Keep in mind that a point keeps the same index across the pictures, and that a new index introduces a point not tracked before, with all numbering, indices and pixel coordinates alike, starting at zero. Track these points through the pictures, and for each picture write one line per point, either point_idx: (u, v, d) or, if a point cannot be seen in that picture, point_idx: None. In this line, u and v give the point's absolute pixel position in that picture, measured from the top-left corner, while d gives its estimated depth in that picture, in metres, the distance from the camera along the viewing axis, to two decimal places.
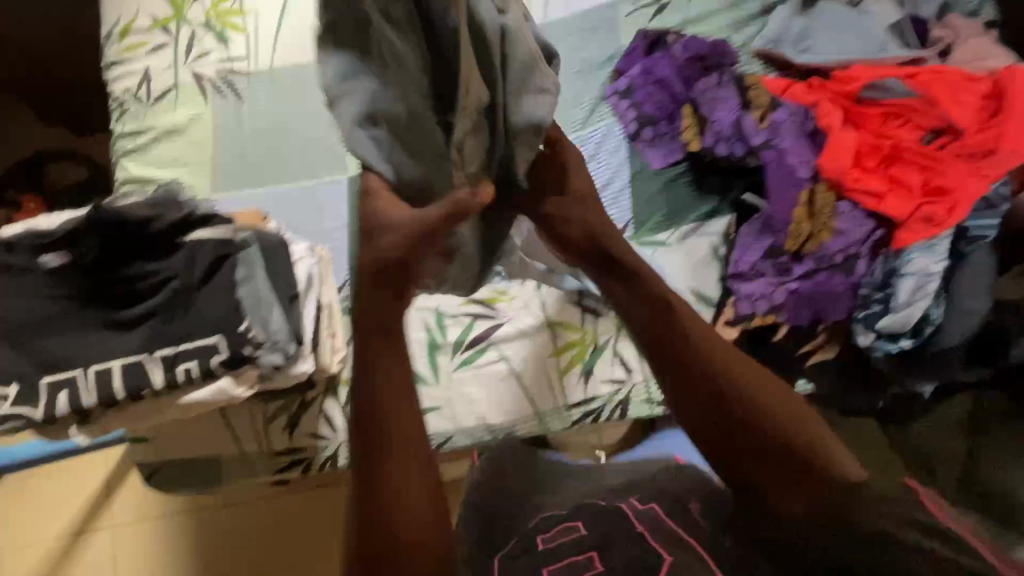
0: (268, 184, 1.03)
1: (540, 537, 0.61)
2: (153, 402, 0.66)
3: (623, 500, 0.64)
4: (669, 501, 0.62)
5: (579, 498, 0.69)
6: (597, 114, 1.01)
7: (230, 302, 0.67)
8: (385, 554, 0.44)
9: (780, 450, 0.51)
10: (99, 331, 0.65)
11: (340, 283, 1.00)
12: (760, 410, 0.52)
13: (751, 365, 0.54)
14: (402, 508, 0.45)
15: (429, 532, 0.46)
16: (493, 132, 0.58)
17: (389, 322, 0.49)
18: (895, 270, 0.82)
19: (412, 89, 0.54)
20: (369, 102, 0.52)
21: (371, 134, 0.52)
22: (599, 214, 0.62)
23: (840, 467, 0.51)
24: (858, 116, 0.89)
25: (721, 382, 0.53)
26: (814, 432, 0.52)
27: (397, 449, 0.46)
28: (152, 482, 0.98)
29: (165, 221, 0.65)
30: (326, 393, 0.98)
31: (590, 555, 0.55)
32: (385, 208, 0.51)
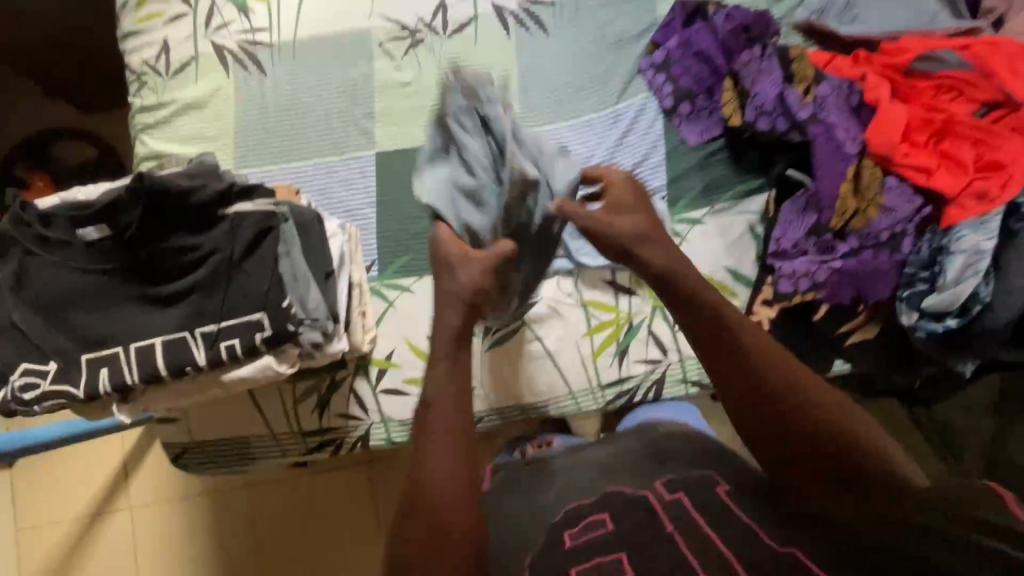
0: (297, 160, 1.00)
1: (566, 532, 0.65)
2: (191, 379, 0.65)
3: (649, 484, 0.68)
4: (694, 485, 0.67)
5: (607, 480, 0.72)
6: (633, 88, 0.99)
7: (273, 276, 0.65)
8: (422, 505, 0.55)
9: (816, 436, 0.60)
10: (145, 308, 0.64)
11: (369, 262, 0.98)
12: (801, 407, 0.61)
13: (793, 366, 0.63)
14: (435, 476, 0.56)
15: (455, 495, 0.56)
16: (535, 198, 0.73)
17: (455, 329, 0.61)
18: (944, 248, 0.81)
19: (476, 166, 0.72)
20: (448, 174, 0.71)
21: (451, 193, 0.70)
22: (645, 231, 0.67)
23: (873, 460, 0.60)
24: (909, 90, 0.87)
25: (766, 381, 0.62)
26: (850, 428, 0.61)
27: (438, 428, 0.57)
28: (179, 461, 0.98)
29: (205, 194, 0.62)
30: (356, 373, 0.96)
31: (620, 556, 0.59)
32: (458, 260, 0.63)
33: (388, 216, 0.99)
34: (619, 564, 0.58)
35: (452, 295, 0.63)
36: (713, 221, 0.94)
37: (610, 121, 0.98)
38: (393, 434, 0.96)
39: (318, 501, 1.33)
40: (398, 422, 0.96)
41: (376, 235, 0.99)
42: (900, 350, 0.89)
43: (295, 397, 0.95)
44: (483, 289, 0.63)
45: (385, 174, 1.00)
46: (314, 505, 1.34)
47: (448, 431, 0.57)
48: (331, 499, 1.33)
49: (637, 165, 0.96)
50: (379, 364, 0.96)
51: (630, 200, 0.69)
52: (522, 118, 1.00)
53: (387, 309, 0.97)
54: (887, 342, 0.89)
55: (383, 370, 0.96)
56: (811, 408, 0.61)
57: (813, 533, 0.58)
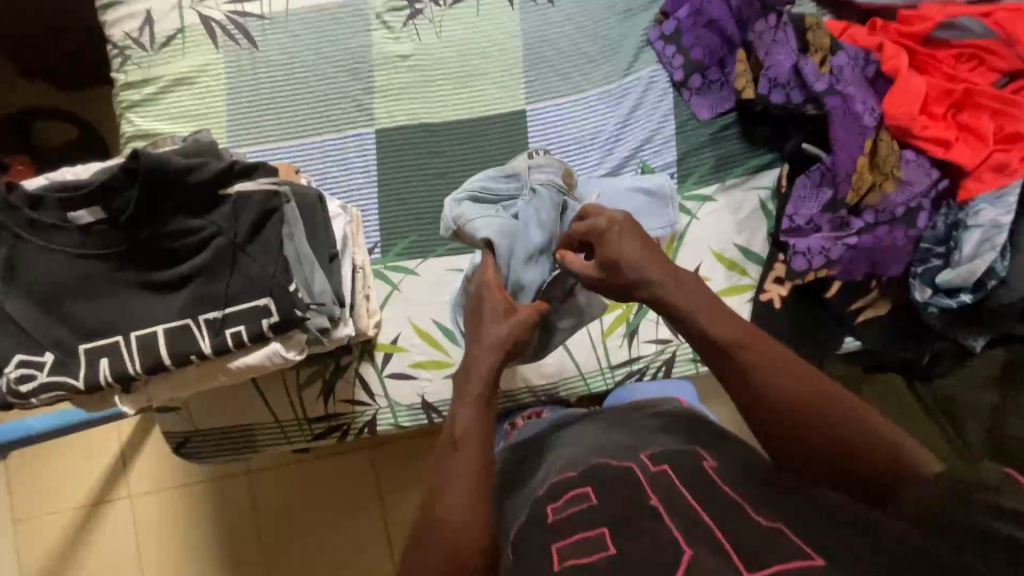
0: (294, 139, 0.96)
1: (550, 506, 0.59)
2: (194, 368, 0.62)
3: (632, 457, 0.62)
4: (683, 455, 0.61)
5: (588, 454, 0.66)
6: (641, 60, 0.96)
7: (278, 260, 0.63)
8: (431, 532, 0.55)
9: (841, 444, 0.55)
10: (145, 295, 0.62)
11: (370, 244, 0.95)
12: (818, 414, 0.56)
13: (805, 370, 0.58)
14: (448, 505, 0.56)
15: (466, 531, 0.55)
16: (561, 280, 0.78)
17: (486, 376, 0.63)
18: (960, 222, 0.80)
19: (532, 234, 0.76)
20: (505, 235, 0.75)
21: (526, 256, 0.75)
22: (654, 268, 0.62)
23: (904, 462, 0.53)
24: (929, 59, 0.85)
25: (782, 389, 0.57)
26: (874, 434, 0.55)
27: (460, 464, 0.58)
28: (182, 450, 0.96)
29: (208, 171, 0.59)
30: (361, 358, 0.94)
31: (602, 530, 0.53)
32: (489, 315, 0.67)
33: (390, 196, 0.96)
34: (602, 539, 0.53)
35: (487, 347, 0.65)
36: (724, 198, 0.93)
37: (618, 96, 0.95)
38: (400, 418, 0.94)
39: (321, 486, 1.33)
40: (406, 407, 0.94)
41: (378, 217, 0.96)
42: (911, 325, 0.88)
43: (298, 384, 0.93)
44: (519, 340, 0.67)
45: (386, 153, 0.96)
46: (316, 490, 1.32)
47: (468, 471, 0.57)
48: (334, 484, 1.33)
49: (646, 142, 0.94)
50: (384, 349, 0.94)
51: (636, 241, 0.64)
52: (528, 93, 0.96)
53: (390, 292, 0.95)
54: (898, 318, 0.88)
55: (389, 354, 0.94)
56: (810, 413, 0.56)
57: (818, 517, 0.52)
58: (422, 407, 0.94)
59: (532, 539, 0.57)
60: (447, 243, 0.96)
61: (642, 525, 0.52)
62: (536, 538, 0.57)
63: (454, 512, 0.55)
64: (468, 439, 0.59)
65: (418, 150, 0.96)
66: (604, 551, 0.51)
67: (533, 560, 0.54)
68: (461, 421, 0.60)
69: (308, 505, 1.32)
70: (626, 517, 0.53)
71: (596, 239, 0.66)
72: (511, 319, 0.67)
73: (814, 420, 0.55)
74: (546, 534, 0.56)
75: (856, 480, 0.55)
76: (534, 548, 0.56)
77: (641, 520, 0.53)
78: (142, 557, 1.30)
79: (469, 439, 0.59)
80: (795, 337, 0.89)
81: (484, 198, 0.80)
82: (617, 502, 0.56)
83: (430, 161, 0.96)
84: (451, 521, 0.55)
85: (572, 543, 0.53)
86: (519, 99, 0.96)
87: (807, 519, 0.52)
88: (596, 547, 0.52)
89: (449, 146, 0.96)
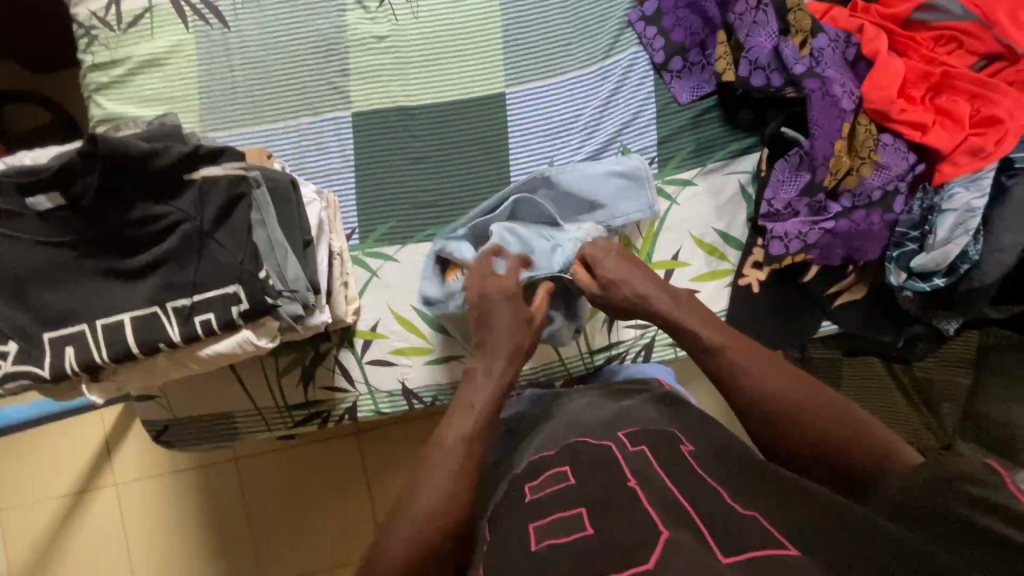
0: (269, 123, 0.94)
1: (527, 485, 0.61)
2: (163, 358, 0.62)
3: (611, 436, 0.64)
4: (662, 439, 0.62)
5: (568, 433, 0.69)
6: (622, 42, 0.94)
7: (247, 247, 0.62)
8: (406, 516, 0.60)
9: (825, 441, 0.59)
10: (111, 283, 0.61)
11: (348, 231, 0.94)
12: (802, 414, 0.61)
13: (792, 375, 0.63)
14: (427, 495, 0.60)
15: (433, 517, 0.59)
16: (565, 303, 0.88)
17: (484, 384, 0.70)
18: (935, 207, 0.80)
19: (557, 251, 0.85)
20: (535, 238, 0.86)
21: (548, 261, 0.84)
22: (644, 286, 0.76)
23: (881, 454, 0.58)
24: (909, 41, 0.84)
25: (770, 391, 0.62)
26: (856, 432, 0.59)
27: (446, 460, 0.63)
28: (162, 438, 0.95)
29: (169, 156, 0.58)
30: (340, 345, 0.93)
31: (580, 510, 0.53)
32: (510, 312, 0.76)
33: (368, 181, 0.94)
34: (580, 519, 0.52)
35: (500, 352, 0.73)
36: (704, 182, 0.93)
37: (598, 80, 0.94)
38: (380, 405, 0.94)
39: (305, 474, 1.33)
40: (385, 393, 0.94)
41: (355, 202, 0.94)
42: (887, 309, 0.89)
43: (277, 371, 0.93)
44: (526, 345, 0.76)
45: (363, 137, 0.95)
46: (300, 478, 1.33)
47: (457, 464, 0.63)
48: (320, 472, 1.33)
49: (628, 126, 0.94)
50: (364, 336, 0.93)
51: (627, 266, 0.78)
52: (507, 76, 0.95)
53: (370, 279, 0.94)
54: (874, 303, 0.89)
55: (368, 341, 0.93)
56: (793, 418, 0.61)
57: (785, 499, 0.53)
58: (402, 394, 0.94)
59: (512, 522, 0.57)
60: (425, 229, 0.95)
61: (618, 507, 0.52)
62: (516, 522, 0.57)
63: (438, 497, 0.60)
64: (477, 439, 0.65)
65: (396, 134, 0.95)
66: (582, 531, 0.51)
67: (511, 543, 0.54)
68: (457, 422, 0.66)
69: (292, 493, 1.33)
70: (607, 499, 0.53)
71: (593, 260, 0.80)
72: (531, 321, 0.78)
73: (800, 423, 0.60)
74: (525, 515, 0.57)
75: (836, 473, 0.59)
76: (515, 527, 0.56)
77: (618, 499, 0.53)
78: (129, 544, 1.30)
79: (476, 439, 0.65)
80: (771, 322, 0.90)
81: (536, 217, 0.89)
82: (597, 485, 0.56)
83: (408, 145, 0.95)
84: (434, 504, 0.60)
85: (551, 524, 0.53)
86: (498, 82, 0.95)
87: (770, 499, 0.53)
88: (575, 527, 0.52)
89: (428, 130, 0.95)
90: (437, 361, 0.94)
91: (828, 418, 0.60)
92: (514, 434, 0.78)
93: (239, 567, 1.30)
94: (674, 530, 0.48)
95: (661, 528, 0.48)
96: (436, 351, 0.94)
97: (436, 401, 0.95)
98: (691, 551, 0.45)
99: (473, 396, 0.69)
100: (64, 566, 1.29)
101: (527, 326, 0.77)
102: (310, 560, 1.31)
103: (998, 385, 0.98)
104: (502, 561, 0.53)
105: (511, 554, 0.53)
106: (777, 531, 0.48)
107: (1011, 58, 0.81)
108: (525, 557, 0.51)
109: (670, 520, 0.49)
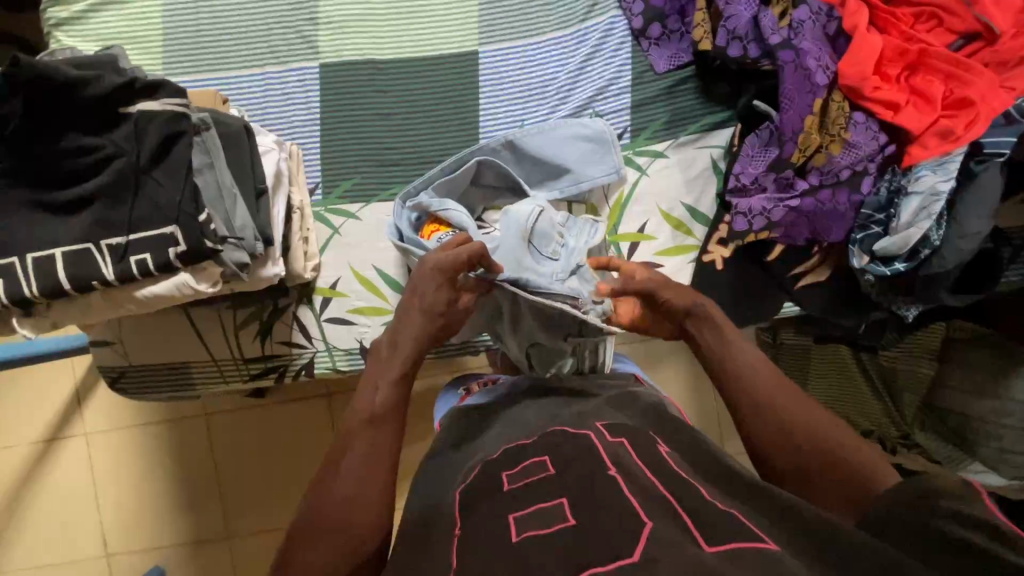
0: (233, 70, 0.91)
1: (505, 474, 0.58)
2: (95, 294, 0.63)
3: (589, 426, 0.62)
4: (642, 433, 0.60)
5: (543, 421, 0.67)
6: (600, 5, 0.91)
7: (185, 187, 0.62)
8: (324, 509, 0.57)
9: (824, 463, 0.58)
10: (43, 215, 0.60)
11: (311, 185, 0.92)
12: (800, 433, 0.60)
13: (796, 396, 0.63)
14: (343, 481, 0.58)
15: (354, 502, 0.57)
16: (521, 315, 0.83)
17: (394, 371, 0.66)
18: (902, 189, 0.79)
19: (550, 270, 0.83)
20: (538, 235, 0.84)
21: (543, 252, 0.84)
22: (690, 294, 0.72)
23: (860, 471, 0.57)
24: (891, 16, 0.82)
25: (774, 417, 0.61)
26: (843, 447, 0.59)
27: (358, 446, 0.60)
28: (116, 386, 0.94)
29: (103, 85, 0.59)
30: (299, 301, 0.92)
31: (561, 500, 0.51)
32: (422, 295, 0.69)
33: (332, 134, 0.92)
34: (560, 509, 0.50)
35: (404, 339, 0.68)
36: (676, 155, 0.91)
37: (574, 43, 0.92)
38: (338, 362, 0.93)
39: (270, 433, 1.33)
40: (344, 351, 0.92)
41: (320, 156, 0.92)
42: (852, 292, 0.88)
43: (235, 324, 0.92)
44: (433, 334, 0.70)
45: (330, 89, 0.92)
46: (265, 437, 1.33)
47: (373, 446, 0.61)
48: (287, 431, 1.33)
49: (601, 93, 0.92)
50: (323, 293, 0.92)
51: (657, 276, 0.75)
52: (480, 34, 0.92)
53: (332, 236, 0.92)
54: (838, 286, 0.88)
55: (328, 299, 0.92)
56: (758, 420, 0.62)
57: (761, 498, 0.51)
58: (361, 353, 0.93)
59: (486, 510, 0.53)
60: (390, 188, 0.93)
61: (598, 493, 0.50)
62: (489, 505, 0.54)
63: (353, 483, 0.58)
64: (386, 420, 0.62)
65: (362, 87, 0.92)
66: (562, 523, 0.48)
67: (482, 527, 0.52)
68: (365, 405, 0.63)
69: (253, 451, 1.33)
70: (590, 487, 0.51)
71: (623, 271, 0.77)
72: (442, 299, 0.70)
73: (793, 443, 0.60)
74: (503, 503, 0.53)
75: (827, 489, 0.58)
76: (488, 520, 0.52)
77: (600, 489, 0.50)
78: (97, 495, 1.31)
79: (388, 418, 0.62)
80: (737, 300, 0.90)
81: (535, 233, 0.84)
82: (577, 472, 0.54)
83: (376, 100, 0.92)
84: (344, 491, 0.57)
85: (532, 513, 0.50)
86: (470, 41, 0.93)
87: (742, 500, 0.51)
88: (554, 518, 0.49)
89: (396, 86, 0.92)
90: None
91: (823, 445, 0.59)
92: (479, 413, 0.75)
93: (203, 522, 1.31)
94: (658, 521, 0.45)
95: (645, 519, 0.46)
96: None
97: None
98: (676, 544, 0.43)
99: (376, 376, 0.65)
100: (31, 511, 1.30)
101: (437, 306, 0.70)
102: (272, 517, 1.32)
103: None
104: (470, 544, 0.51)
105: (477, 536, 0.51)
106: (757, 527, 0.47)
107: (989, 38, 0.80)
108: (503, 547, 0.48)
109: (656, 513, 0.47)
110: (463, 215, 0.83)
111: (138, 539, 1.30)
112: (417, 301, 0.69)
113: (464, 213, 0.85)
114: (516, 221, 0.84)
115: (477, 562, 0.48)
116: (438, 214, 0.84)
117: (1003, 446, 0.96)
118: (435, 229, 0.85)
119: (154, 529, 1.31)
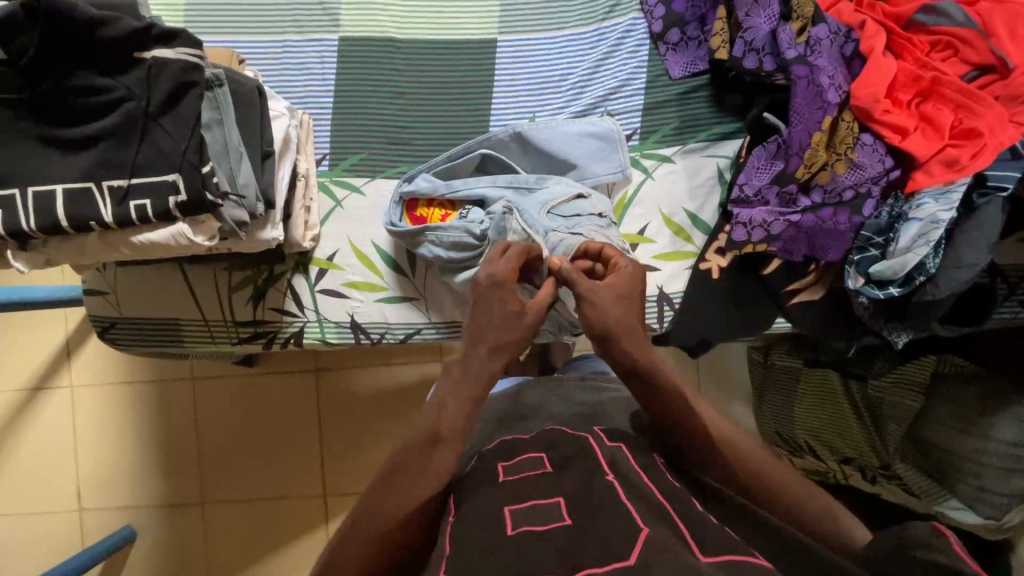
0: (252, 31, 0.92)
1: (500, 465, 0.58)
2: (95, 236, 0.64)
3: (587, 428, 0.61)
4: (640, 443, 0.59)
5: (542, 421, 0.66)
6: (622, 6, 0.93)
7: (191, 138, 0.62)
8: (377, 511, 0.57)
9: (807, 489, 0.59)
10: (50, 152, 0.62)
11: (319, 156, 0.92)
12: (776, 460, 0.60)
13: None
14: (393, 491, 0.58)
15: (399, 513, 0.57)
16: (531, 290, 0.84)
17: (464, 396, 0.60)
18: (903, 215, 0.79)
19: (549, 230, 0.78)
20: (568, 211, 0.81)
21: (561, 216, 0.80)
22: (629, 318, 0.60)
23: (829, 502, 0.59)
24: (907, 43, 0.83)
25: (753, 445, 0.60)
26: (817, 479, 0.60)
27: (415, 463, 0.58)
28: (107, 337, 0.94)
29: (119, 27, 0.59)
30: (295, 269, 0.92)
31: (558, 500, 0.50)
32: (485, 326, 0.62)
33: (343, 107, 0.93)
34: (557, 509, 0.49)
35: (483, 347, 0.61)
36: (682, 161, 0.92)
37: (593, 40, 0.93)
38: (328, 335, 0.92)
39: (256, 405, 1.33)
40: (335, 324, 0.92)
41: (329, 127, 0.93)
42: (846, 315, 0.88)
43: (230, 286, 0.91)
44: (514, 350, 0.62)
45: (346, 63, 0.93)
46: (247, 408, 1.33)
47: (433, 467, 0.58)
48: (271, 405, 1.33)
49: (614, 93, 0.92)
50: (320, 264, 0.92)
51: (630, 288, 0.63)
52: (501, 23, 0.94)
53: (334, 208, 0.92)
54: (831, 307, 0.88)
55: (323, 271, 0.92)
56: (724, 429, 0.61)
57: None
58: (351, 327, 0.92)
59: (485, 501, 0.53)
60: (400, 167, 0.93)
61: (595, 496, 0.49)
62: (480, 499, 0.53)
63: (401, 508, 0.57)
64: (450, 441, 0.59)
65: (378, 65, 0.93)
66: (559, 522, 0.48)
67: (474, 518, 0.51)
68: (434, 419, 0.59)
69: (235, 421, 1.33)
70: (584, 491, 0.50)
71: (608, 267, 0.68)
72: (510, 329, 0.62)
73: (772, 472, 0.59)
74: (497, 496, 0.53)
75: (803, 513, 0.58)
76: (479, 509, 0.52)
77: (597, 492, 0.50)
78: (77, 446, 1.31)
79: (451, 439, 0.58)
80: (732, 310, 0.89)
81: (555, 208, 0.81)
82: (573, 474, 0.53)
83: (392, 79, 0.93)
84: (395, 508, 0.57)
85: (526, 509, 0.50)
86: (490, 29, 0.94)
87: None
88: (552, 515, 0.49)
89: (413, 67, 0.93)
90: (389, 300, 0.92)
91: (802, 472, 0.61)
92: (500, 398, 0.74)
93: (179, 487, 1.31)
94: (654, 528, 0.45)
95: (642, 524, 0.45)
96: (389, 290, 0.92)
97: (383, 339, 0.93)
98: (676, 553, 0.42)
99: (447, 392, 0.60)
100: (10, 456, 1.30)
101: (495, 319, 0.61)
102: (254, 490, 1.31)
103: (945, 407, 1.00)
104: (462, 534, 0.50)
105: (472, 527, 0.50)
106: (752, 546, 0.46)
107: (1003, 72, 0.80)
108: (499, 540, 0.47)
109: (652, 519, 0.46)
110: (463, 192, 0.86)
111: (115, 495, 1.30)
112: (482, 315, 0.61)
113: (489, 185, 0.86)
114: (538, 200, 0.82)
115: (468, 553, 0.47)
116: (445, 197, 0.86)
117: (981, 484, 0.95)
118: (444, 213, 0.87)
119: (133, 487, 1.30)
